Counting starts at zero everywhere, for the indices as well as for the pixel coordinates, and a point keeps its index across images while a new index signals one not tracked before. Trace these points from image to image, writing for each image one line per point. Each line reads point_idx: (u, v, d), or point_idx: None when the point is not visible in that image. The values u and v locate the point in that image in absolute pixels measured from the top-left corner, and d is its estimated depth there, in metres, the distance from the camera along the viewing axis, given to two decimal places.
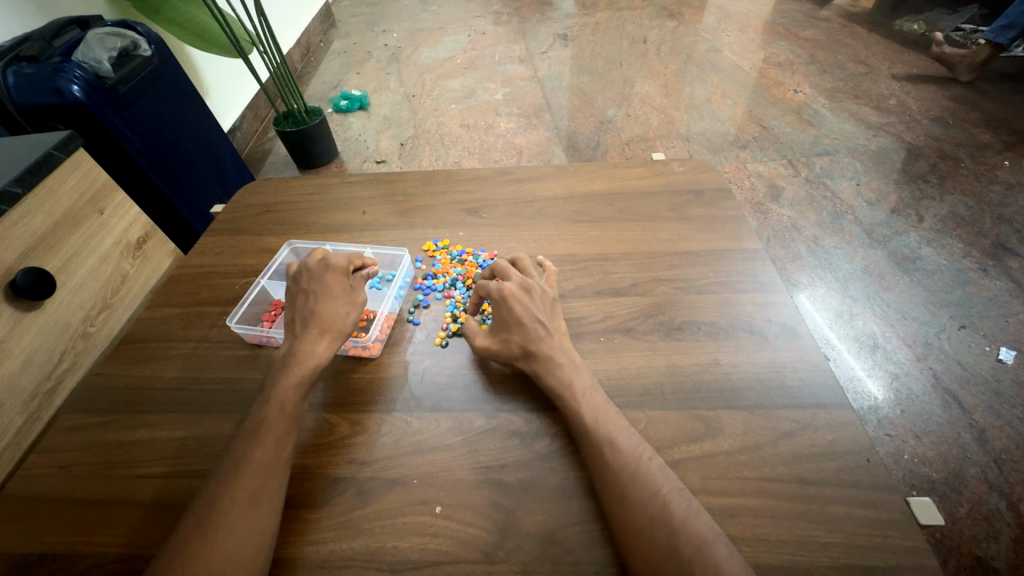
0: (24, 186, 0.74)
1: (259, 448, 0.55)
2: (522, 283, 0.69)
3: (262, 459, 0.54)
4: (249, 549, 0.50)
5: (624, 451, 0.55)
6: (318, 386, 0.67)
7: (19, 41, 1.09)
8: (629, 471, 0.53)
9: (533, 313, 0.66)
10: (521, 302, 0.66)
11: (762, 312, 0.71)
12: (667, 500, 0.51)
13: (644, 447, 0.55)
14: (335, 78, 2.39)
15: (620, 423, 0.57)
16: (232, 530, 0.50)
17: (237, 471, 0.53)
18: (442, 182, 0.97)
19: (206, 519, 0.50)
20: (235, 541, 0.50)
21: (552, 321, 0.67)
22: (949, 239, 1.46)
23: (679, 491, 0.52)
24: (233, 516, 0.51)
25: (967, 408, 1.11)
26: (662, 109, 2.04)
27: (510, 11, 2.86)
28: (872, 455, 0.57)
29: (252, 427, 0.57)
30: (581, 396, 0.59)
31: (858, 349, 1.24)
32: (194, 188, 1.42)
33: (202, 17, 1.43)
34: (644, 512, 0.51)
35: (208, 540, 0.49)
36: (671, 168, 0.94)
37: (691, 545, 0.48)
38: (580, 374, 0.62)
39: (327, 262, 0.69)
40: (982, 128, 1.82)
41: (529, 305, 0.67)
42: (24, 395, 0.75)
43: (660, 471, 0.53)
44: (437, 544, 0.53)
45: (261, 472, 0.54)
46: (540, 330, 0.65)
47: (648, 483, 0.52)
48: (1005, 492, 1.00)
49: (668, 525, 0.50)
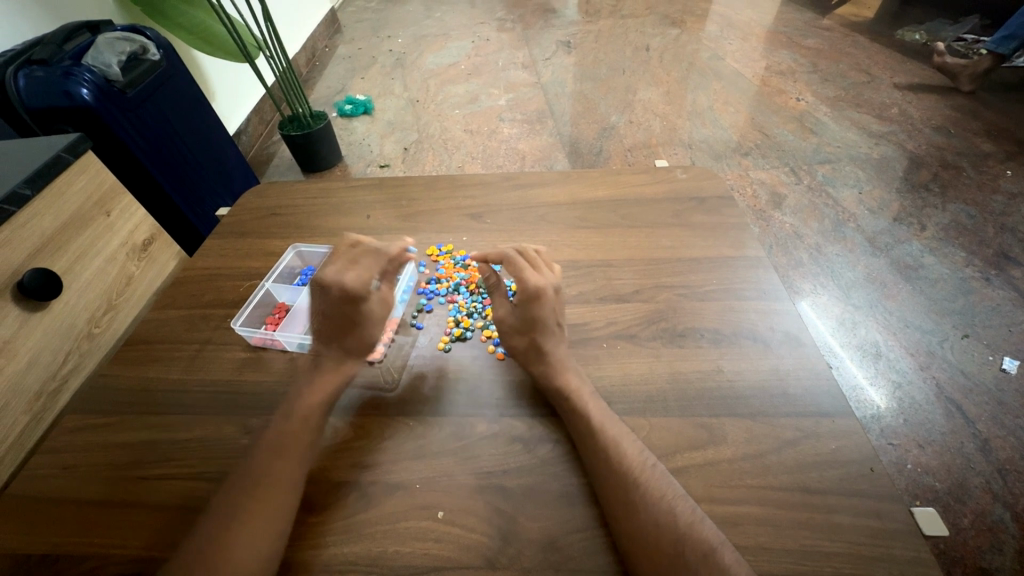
0: (32, 188, 0.75)
1: (279, 462, 0.56)
2: (554, 285, 0.68)
3: (281, 472, 0.55)
4: (262, 559, 0.50)
5: (628, 457, 0.55)
6: (352, 390, 0.67)
7: (30, 45, 1.10)
8: (633, 476, 0.53)
9: (557, 317, 0.67)
10: (550, 304, 0.66)
11: (765, 319, 0.71)
12: (672, 506, 0.51)
13: (646, 453, 0.56)
14: (340, 82, 2.41)
15: (622, 429, 0.58)
16: (248, 542, 0.50)
17: (259, 484, 0.54)
18: (447, 187, 0.97)
19: (224, 529, 0.51)
20: (254, 553, 0.50)
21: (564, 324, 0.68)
22: (952, 248, 1.46)
23: (682, 497, 0.52)
24: (256, 529, 0.51)
25: (970, 418, 1.11)
26: (664, 116, 2.05)
27: (514, 18, 2.89)
28: (876, 464, 0.57)
29: (275, 443, 0.57)
30: (585, 402, 0.60)
31: (861, 357, 1.24)
32: (200, 192, 1.42)
33: (211, 23, 1.44)
34: (650, 517, 0.51)
35: (224, 551, 0.49)
36: (674, 174, 0.95)
37: (697, 551, 0.48)
38: (583, 381, 0.63)
39: (345, 288, 0.64)
40: (984, 138, 1.82)
41: (557, 308, 0.67)
42: (28, 395, 0.75)
43: (664, 478, 0.54)
44: (439, 550, 0.53)
45: (280, 486, 0.54)
46: (558, 332, 0.66)
47: (653, 489, 0.53)
48: (1009, 503, 0.99)
49: (674, 530, 0.50)
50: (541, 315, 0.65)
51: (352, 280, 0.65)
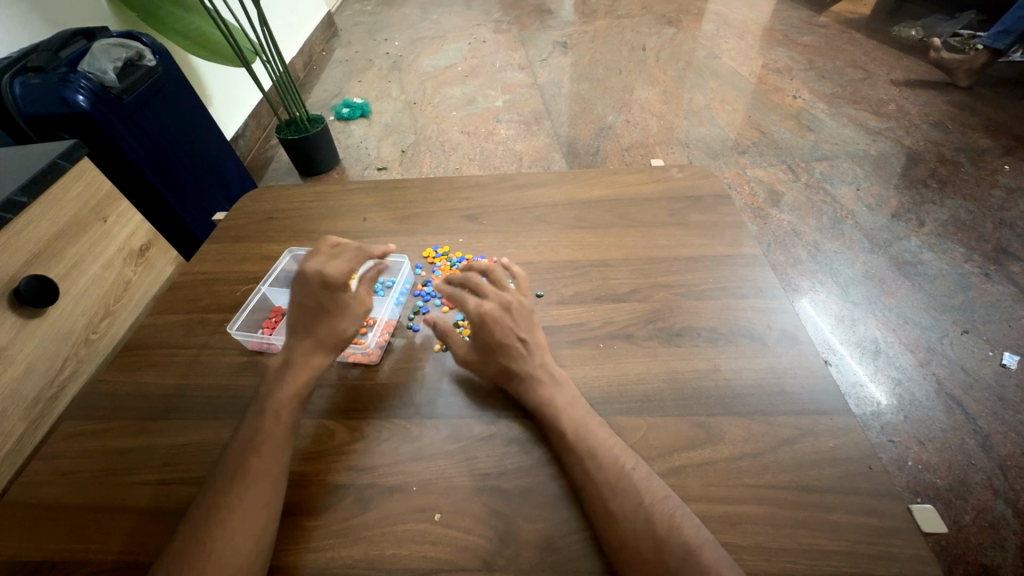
0: (28, 196, 0.75)
1: (256, 456, 0.55)
2: (502, 301, 0.67)
3: (261, 468, 0.55)
4: (247, 556, 0.50)
5: (607, 463, 0.54)
6: (353, 393, 0.67)
7: (26, 52, 1.11)
8: (611, 482, 0.53)
9: (515, 331, 0.65)
10: (501, 324, 0.65)
11: (762, 317, 0.71)
12: (651, 512, 0.51)
13: (627, 456, 0.55)
14: (337, 86, 2.41)
15: (603, 434, 0.57)
16: (231, 542, 0.50)
17: (235, 481, 0.53)
18: (443, 189, 0.97)
19: (203, 528, 0.51)
20: (242, 553, 0.49)
21: (531, 337, 0.66)
22: (951, 244, 1.46)
23: (664, 500, 0.52)
24: (246, 528, 0.51)
25: (971, 414, 1.11)
26: (661, 115, 2.05)
27: (510, 19, 2.89)
28: (874, 461, 0.56)
29: (275, 448, 0.56)
30: (562, 408, 0.59)
31: (861, 354, 1.23)
32: (198, 196, 1.42)
33: (207, 29, 1.44)
34: (631, 523, 0.50)
35: (206, 551, 0.49)
36: (670, 173, 0.95)
37: (677, 555, 0.48)
38: (560, 388, 0.62)
39: (323, 275, 0.65)
40: (982, 133, 1.82)
41: (512, 325, 0.65)
42: (25, 403, 0.75)
43: (646, 480, 0.53)
44: (436, 552, 0.53)
45: (255, 480, 0.54)
46: (519, 347, 0.64)
47: (632, 494, 0.52)
48: (1010, 499, 0.99)
49: (653, 537, 0.49)
50: (495, 337, 0.64)
51: (332, 267, 0.66)
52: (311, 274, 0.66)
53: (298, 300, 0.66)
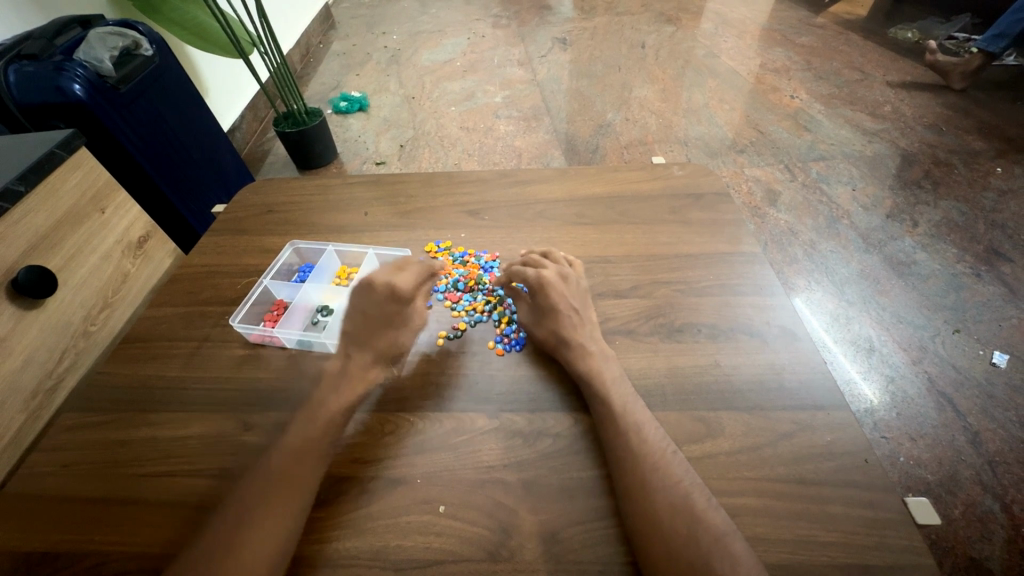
0: (27, 185, 0.74)
1: (280, 454, 0.56)
2: (560, 272, 0.71)
3: (285, 463, 0.55)
4: (269, 552, 0.50)
5: (652, 441, 0.56)
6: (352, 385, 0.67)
7: (20, 39, 1.09)
8: (652, 459, 0.54)
9: (570, 301, 0.68)
10: (558, 291, 0.69)
11: (761, 314, 0.72)
12: (689, 491, 0.52)
13: (667, 440, 0.57)
14: (334, 79, 2.39)
15: (646, 415, 0.59)
16: (257, 534, 0.50)
17: (264, 477, 0.54)
18: (445, 183, 0.97)
19: (229, 523, 0.51)
20: (267, 543, 0.50)
21: (584, 308, 0.69)
22: (944, 245, 1.48)
23: (699, 488, 0.53)
24: (265, 524, 0.51)
25: (961, 411, 1.13)
26: (659, 113, 2.06)
27: (509, 14, 2.87)
28: (870, 455, 0.58)
29: (287, 443, 0.57)
30: None
31: (854, 352, 1.25)
32: (194, 188, 1.41)
33: (204, 18, 1.42)
34: (666, 499, 0.51)
35: (233, 545, 0.49)
36: (671, 171, 0.95)
37: (710, 536, 0.49)
38: (609, 363, 0.64)
39: (394, 288, 0.65)
40: (975, 135, 1.84)
41: (567, 295, 0.69)
42: (23, 395, 0.74)
43: (682, 466, 0.55)
44: (440, 544, 0.53)
45: (279, 477, 0.54)
46: (575, 317, 0.67)
47: (669, 474, 0.53)
48: (999, 494, 1.01)
49: (689, 512, 0.51)
50: (552, 302, 0.68)
51: (402, 281, 0.66)
52: (382, 285, 0.65)
53: (362, 311, 0.65)
